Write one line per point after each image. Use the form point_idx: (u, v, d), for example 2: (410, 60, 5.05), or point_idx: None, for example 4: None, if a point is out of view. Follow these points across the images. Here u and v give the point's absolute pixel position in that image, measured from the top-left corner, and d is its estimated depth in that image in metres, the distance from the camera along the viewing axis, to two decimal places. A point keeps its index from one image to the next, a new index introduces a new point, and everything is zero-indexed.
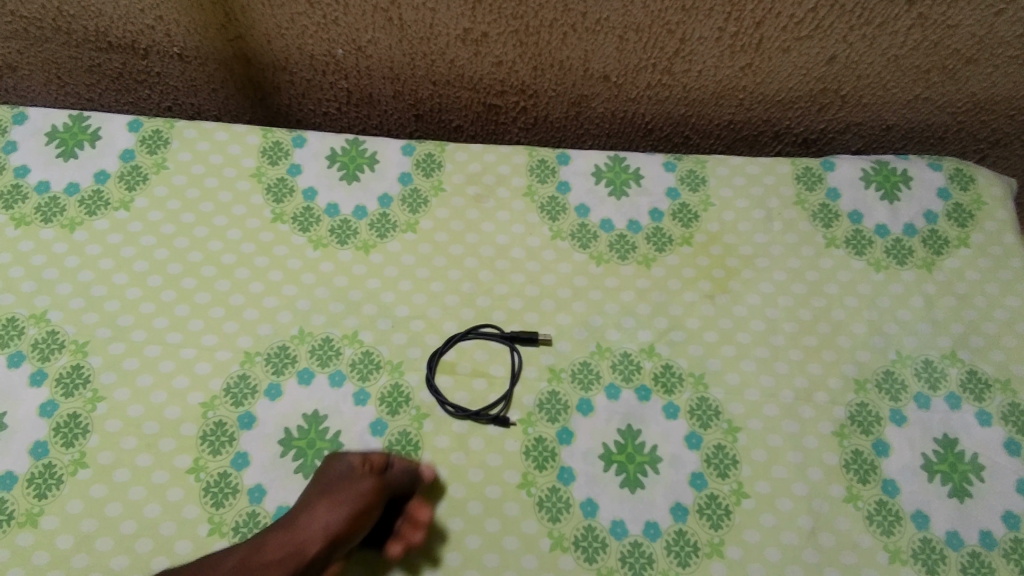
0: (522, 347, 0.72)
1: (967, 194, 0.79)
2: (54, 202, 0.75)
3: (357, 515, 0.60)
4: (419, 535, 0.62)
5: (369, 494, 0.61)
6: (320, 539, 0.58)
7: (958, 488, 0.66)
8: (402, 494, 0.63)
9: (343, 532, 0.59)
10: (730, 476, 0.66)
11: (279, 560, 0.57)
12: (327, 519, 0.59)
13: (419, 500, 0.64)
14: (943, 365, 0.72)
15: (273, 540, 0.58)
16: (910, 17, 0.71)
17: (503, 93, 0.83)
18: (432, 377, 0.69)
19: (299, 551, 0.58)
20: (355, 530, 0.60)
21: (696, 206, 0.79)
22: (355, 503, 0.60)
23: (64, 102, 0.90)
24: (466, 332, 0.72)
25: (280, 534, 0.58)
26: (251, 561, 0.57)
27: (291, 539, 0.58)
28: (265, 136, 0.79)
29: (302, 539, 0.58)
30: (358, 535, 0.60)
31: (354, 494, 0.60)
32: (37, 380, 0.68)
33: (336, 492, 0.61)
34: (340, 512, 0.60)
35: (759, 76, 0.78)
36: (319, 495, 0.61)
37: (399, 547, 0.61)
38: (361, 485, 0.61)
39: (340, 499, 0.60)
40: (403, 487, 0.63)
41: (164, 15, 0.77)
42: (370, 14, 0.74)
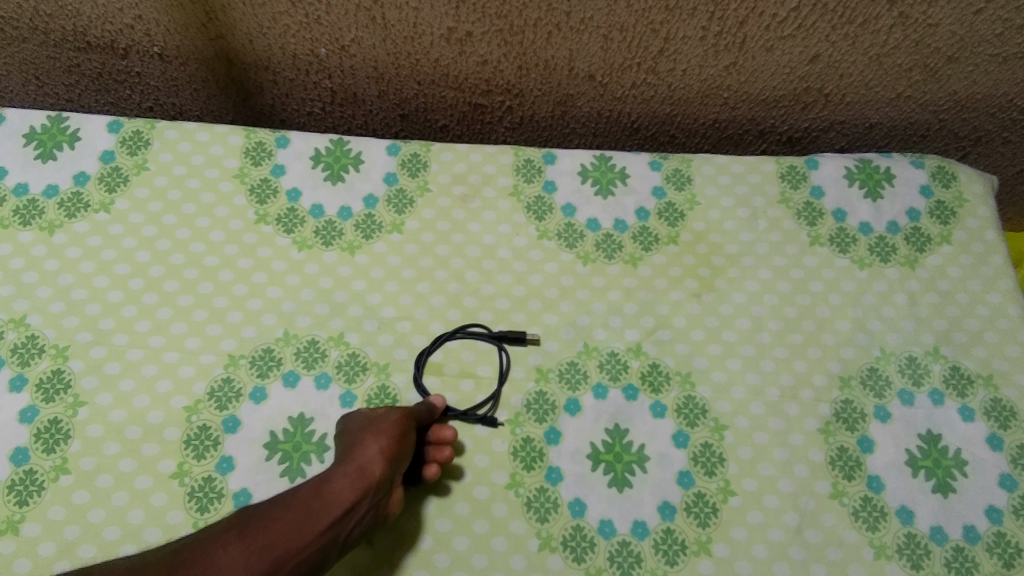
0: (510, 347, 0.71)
1: (949, 191, 0.80)
2: (33, 204, 0.74)
3: (403, 436, 0.62)
4: (447, 452, 0.64)
5: (405, 418, 0.63)
6: (377, 461, 0.61)
7: (941, 483, 0.67)
8: (428, 420, 0.65)
9: (395, 453, 0.61)
10: (717, 474, 0.66)
11: (346, 485, 0.59)
12: (377, 442, 0.61)
13: (439, 423, 0.66)
14: (927, 361, 0.72)
15: (335, 470, 0.60)
16: (892, 17, 0.71)
17: (489, 93, 0.83)
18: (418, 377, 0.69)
19: (363, 474, 0.60)
20: (406, 449, 0.62)
21: (682, 205, 0.79)
22: (397, 426, 0.62)
23: (43, 103, 0.89)
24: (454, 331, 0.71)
25: (339, 464, 0.61)
26: (323, 489, 0.59)
27: (350, 466, 0.60)
28: (248, 137, 0.78)
29: (362, 463, 0.60)
30: (407, 457, 0.63)
31: (392, 419, 0.63)
32: (17, 386, 0.67)
33: (377, 424, 0.62)
34: (386, 438, 0.61)
35: (744, 75, 0.79)
36: (360, 430, 0.62)
37: (435, 467, 0.64)
38: (394, 412, 0.63)
39: (381, 424, 0.62)
40: (427, 416, 0.65)
41: (143, 14, 0.76)
42: (353, 13, 0.74)
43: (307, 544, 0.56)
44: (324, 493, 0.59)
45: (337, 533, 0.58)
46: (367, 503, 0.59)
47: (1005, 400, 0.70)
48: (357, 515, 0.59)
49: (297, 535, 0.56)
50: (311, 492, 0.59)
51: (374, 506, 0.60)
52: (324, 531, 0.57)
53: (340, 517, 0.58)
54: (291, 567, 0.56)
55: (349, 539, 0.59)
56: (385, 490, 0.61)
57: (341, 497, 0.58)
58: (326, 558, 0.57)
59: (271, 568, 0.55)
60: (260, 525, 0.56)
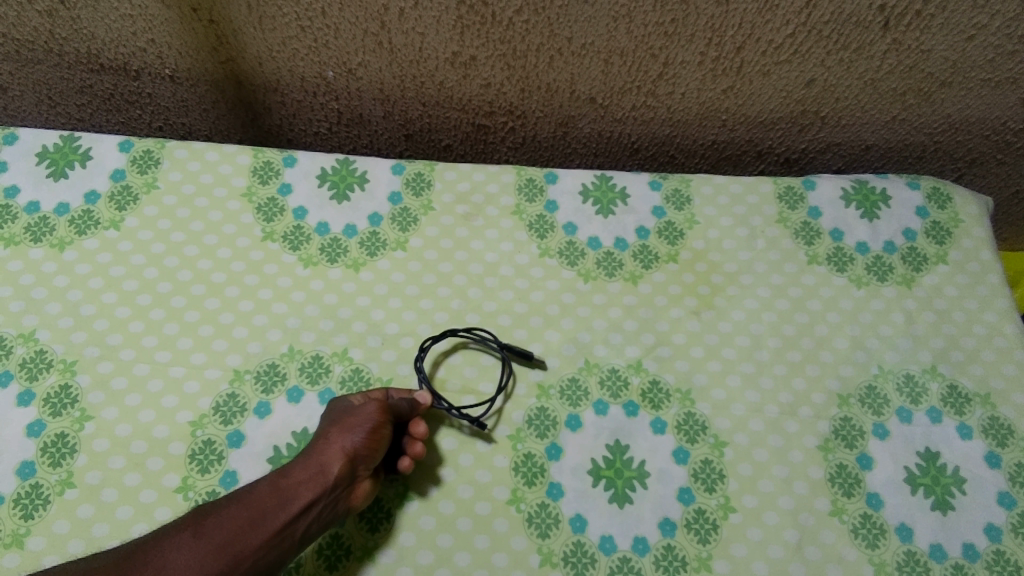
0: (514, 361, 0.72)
1: (944, 212, 0.81)
2: (44, 221, 0.76)
3: (372, 431, 0.63)
4: (419, 447, 0.66)
5: (379, 413, 0.64)
6: (342, 456, 0.62)
7: (940, 501, 0.67)
8: (408, 413, 0.67)
9: (361, 449, 0.63)
10: (718, 491, 0.67)
11: (306, 481, 0.61)
12: (343, 439, 0.63)
13: (419, 417, 0.67)
14: (924, 379, 0.73)
15: (299, 464, 0.62)
16: (885, 43, 0.73)
17: (492, 114, 0.84)
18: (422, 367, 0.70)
19: (324, 470, 0.61)
20: (372, 445, 0.64)
21: (681, 224, 0.80)
22: (370, 422, 0.63)
23: (55, 122, 0.91)
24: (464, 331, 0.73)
25: (304, 458, 0.62)
26: (283, 485, 0.60)
27: (314, 461, 0.62)
28: (256, 156, 0.80)
29: (326, 459, 0.62)
30: (377, 452, 0.64)
31: (366, 414, 0.64)
32: (24, 400, 0.68)
33: (346, 419, 0.64)
34: (352, 434, 0.63)
35: (741, 98, 0.80)
36: (330, 425, 0.64)
37: (406, 460, 0.65)
38: (370, 405, 0.65)
39: (352, 418, 0.64)
40: (407, 410, 0.67)
41: (156, 38, 0.78)
42: (360, 38, 0.76)
43: (261, 541, 0.58)
44: (283, 489, 0.60)
45: (294, 528, 0.59)
46: (326, 498, 0.61)
47: (1003, 417, 0.71)
48: (315, 511, 0.60)
49: (250, 533, 0.58)
50: (271, 488, 0.60)
51: (333, 502, 0.61)
52: (278, 528, 0.59)
53: (297, 514, 0.59)
54: (247, 566, 0.57)
55: (309, 534, 0.60)
56: (346, 486, 0.62)
57: (300, 493, 0.60)
58: (282, 554, 0.59)
59: (227, 567, 0.57)
60: (214, 525, 0.58)
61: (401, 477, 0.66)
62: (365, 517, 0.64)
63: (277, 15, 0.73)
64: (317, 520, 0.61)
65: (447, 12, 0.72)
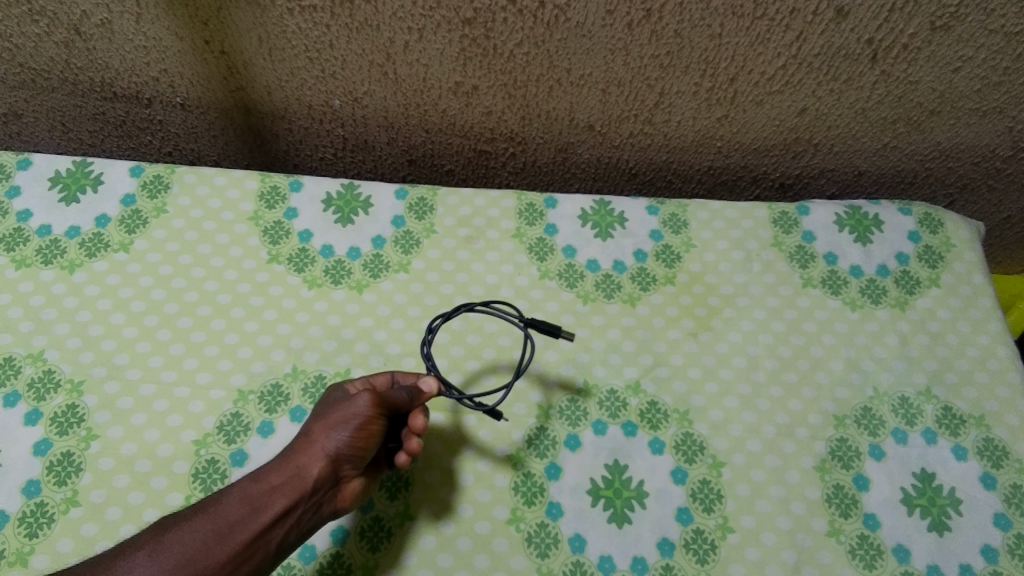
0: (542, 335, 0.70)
1: (936, 237, 0.83)
2: (55, 244, 0.77)
3: (358, 429, 0.64)
4: (414, 443, 0.65)
5: (368, 408, 0.64)
6: (325, 456, 0.62)
7: (937, 522, 0.68)
8: (405, 405, 0.66)
9: (347, 448, 0.63)
10: (716, 511, 0.68)
11: (284, 485, 0.60)
12: (328, 438, 0.63)
13: (418, 409, 0.66)
14: (919, 401, 0.74)
15: (277, 466, 0.62)
16: (875, 74, 0.75)
17: (493, 140, 0.87)
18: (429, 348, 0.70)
19: (305, 472, 0.62)
20: (359, 444, 0.64)
21: (678, 248, 0.82)
22: (357, 418, 0.64)
23: (67, 147, 0.93)
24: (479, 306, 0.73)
25: (284, 459, 0.62)
26: (258, 491, 0.60)
27: (295, 463, 0.62)
28: (263, 181, 0.82)
29: (307, 460, 0.62)
30: (363, 451, 0.64)
31: (353, 410, 0.64)
32: (32, 419, 0.69)
33: (329, 418, 0.64)
34: (334, 435, 0.63)
35: (735, 126, 0.83)
36: (313, 424, 0.64)
37: (403, 457, 0.65)
38: (359, 400, 0.64)
39: (339, 415, 0.64)
40: (406, 403, 0.66)
41: (168, 68, 0.80)
42: (366, 68, 0.78)
43: (228, 555, 0.57)
44: (257, 496, 0.60)
45: (270, 536, 0.59)
46: (306, 503, 0.61)
47: (997, 439, 0.72)
48: (292, 518, 0.60)
49: (216, 547, 0.57)
50: (242, 496, 0.59)
51: (314, 506, 0.61)
52: (250, 537, 0.58)
53: (271, 522, 0.59)
54: None
55: (287, 542, 0.60)
56: (328, 488, 0.62)
57: (276, 499, 0.60)
58: (254, 567, 0.58)
59: None
60: (173, 543, 0.57)
61: (402, 496, 0.67)
62: (366, 536, 0.65)
63: (286, 47, 0.76)
64: (295, 527, 0.60)
65: (450, 44, 0.74)
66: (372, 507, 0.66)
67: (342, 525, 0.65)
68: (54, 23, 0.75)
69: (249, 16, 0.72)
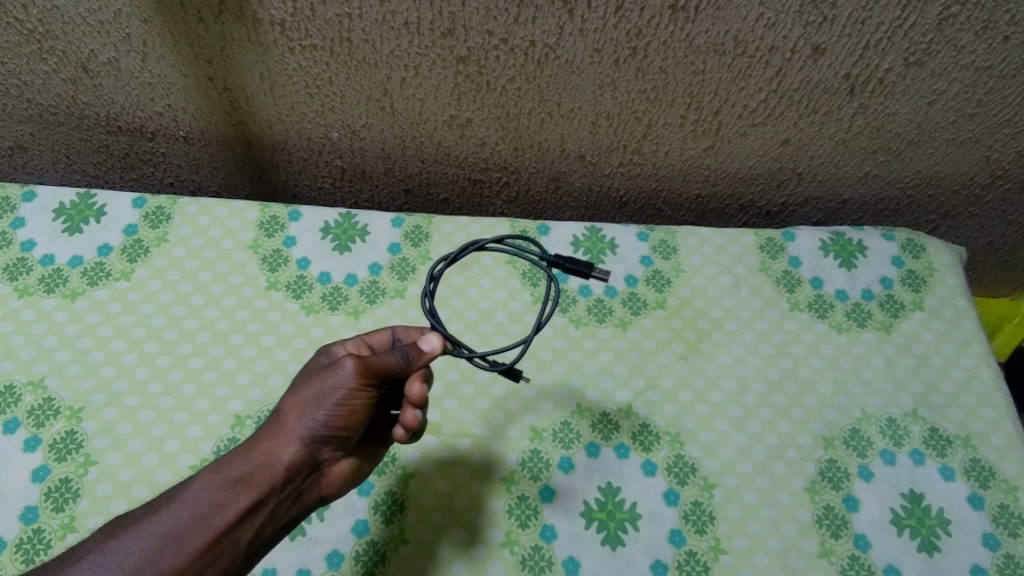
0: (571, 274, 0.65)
1: (919, 261, 0.85)
2: (57, 273, 0.79)
3: (338, 405, 0.59)
4: (409, 418, 0.61)
5: (349, 381, 0.59)
6: (301, 437, 0.60)
7: (926, 542, 0.69)
8: (400, 371, 0.61)
9: (326, 426, 0.60)
10: (708, 533, 0.68)
11: (250, 478, 0.57)
12: (304, 418, 0.60)
13: (416, 374, 0.61)
14: (906, 423, 0.75)
15: (243, 455, 0.58)
16: (853, 107, 0.78)
17: (487, 170, 0.89)
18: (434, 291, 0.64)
19: (276, 459, 0.59)
20: (339, 421, 0.60)
21: (668, 273, 0.84)
22: (337, 393, 0.59)
23: (70, 179, 0.96)
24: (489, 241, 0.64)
25: (253, 444, 0.59)
26: (221, 485, 0.57)
27: (263, 450, 0.59)
28: (263, 211, 0.84)
29: (279, 445, 0.59)
30: (343, 429, 0.61)
31: (332, 384, 0.59)
32: (31, 446, 0.69)
33: (305, 398, 0.60)
34: (308, 417, 0.60)
35: (721, 156, 0.85)
36: (288, 402, 0.60)
37: (399, 432, 0.62)
38: (340, 371, 0.59)
39: (316, 390, 0.60)
40: (400, 368, 0.60)
41: (172, 103, 0.83)
42: (364, 103, 0.81)
43: (187, 559, 0.54)
44: (219, 492, 0.56)
45: (238, 535, 0.57)
46: (280, 493, 0.58)
47: (983, 460, 0.73)
48: (263, 512, 0.58)
49: (172, 550, 0.54)
50: (201, 493, 0.56)
51: (288, 496, 0.59)
52: (212, 538, 0.55)
53: (237, 519, 0.56)
54: None
55: (261, 538, 0.58)
56: (303, 475, 0.60)
57: (241, 494, 0.57)
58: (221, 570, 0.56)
59: None
60: (119, 551, 0.53)
61: (396, 520, 0.68)
62: (361, 560, 0.66)
63: (287, 84, 0.79)
64: (267, 522, 0.58)
65: (445, 80, 0.77)
66: (367, 531, 0.67)
67: (338, 549, 0.66)
68: (63, 61, 0.78)
69: (251, 55, 0.75)
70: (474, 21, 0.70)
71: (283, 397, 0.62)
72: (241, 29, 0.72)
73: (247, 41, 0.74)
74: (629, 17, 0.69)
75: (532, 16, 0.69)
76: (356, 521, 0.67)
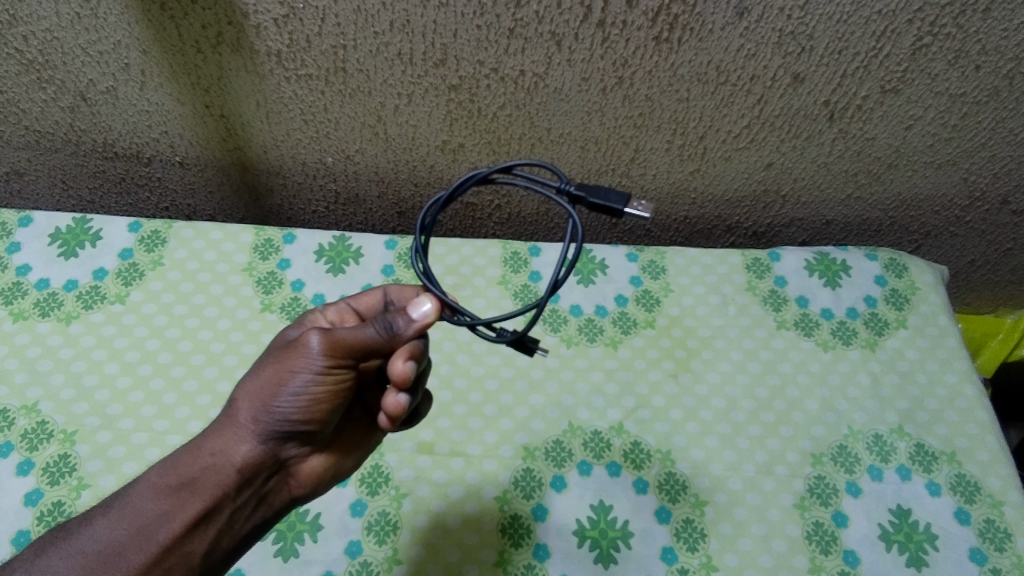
0: (593, 201, 0.53)
1: (901, 280, 0.87)
2: (52, 297, 0.80)
3: (300, 390, 0.56)
4: (392, 404, 0.57)
5: (317, 362, 0.56)
6: (257, 427, 0.58)
7: (914, 557, 0.69)
8: (382, 346, 0.56)
9: (287, 414, 0.57)
10: (699, 550, 0.69)
11: (196, 484, 0.57)
12: (260, 407, 0.57)
13: (400, 351, 0.55)
14: (892, 439, 0.77)
15: (191, 457, 0.58)
16: (833, 132, 0.81)
17: (479, 193, 0.91)
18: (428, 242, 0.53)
19: (226, 460, 0.58)
20: (308, 408, 0.57)
21: (658, 292, 0.86)
22: (300, 375, 0.56)
23: (66, 204, 0.97)
24: (491, 173, 0.50)
25: (202, 444, 0.58)
26: (165, 492, 0.57)
27: (211, 451, 0.58)
28: (257, 234, 0.85)
29: (231, 440, 0.58)
30: (308, 418, 0.58)
31: (297, 365, 0.56)
32: (23, 470, 0.70)
33: (265, 389, 0.57)
34: (264, 411, 0.58)
35: (707, 180, 0.88)
36: (248, 395, 0.58)
37: (384, 419, 0.59)
38: (307, 353, 0.56)
39: (278, 373, 0.57)
40: (380, 342, 0.55)
41: (169, 130, 0.84)
42: (358, 129, 0.82)
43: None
44: (161, 503, 0.56)
45: (190, 549, 0.57)
46: (235, 499, 0.58)
47: (969, 475, 0.74)
48: (215, 520, 0.57)
49: (113, 567, 0.54)
50: (143, 503, 0.56)
51: (246, 502, 0.59)
52: (157, 552, 0.55)
53: (182, 531, 0.56)
54: None
55: (218, 549, 0.58)
56: (261, 477, 0.60)
57: (187, 503, 0.56)
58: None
59: None
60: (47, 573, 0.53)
61: (390, 541, 0.68)
62: None
63: (283, 111, 0.80)
64: (223, 531, 0.58)
65: (437, 107, 0.79)
66: (361, 552, 0.67)
67: (331, 571, 0.66)
68: (62, 89, 0.79)
69: (248, 84, 0.77)
70: (465, 52, 0.72)
71: (245, 376, 0.59)
72: (238, 59, 0.74)
73: (243, 71, 0.76)
74: (615, 48, 0.71)
75: (521, 47, 0.72)
76: (348, 542, 0.68)
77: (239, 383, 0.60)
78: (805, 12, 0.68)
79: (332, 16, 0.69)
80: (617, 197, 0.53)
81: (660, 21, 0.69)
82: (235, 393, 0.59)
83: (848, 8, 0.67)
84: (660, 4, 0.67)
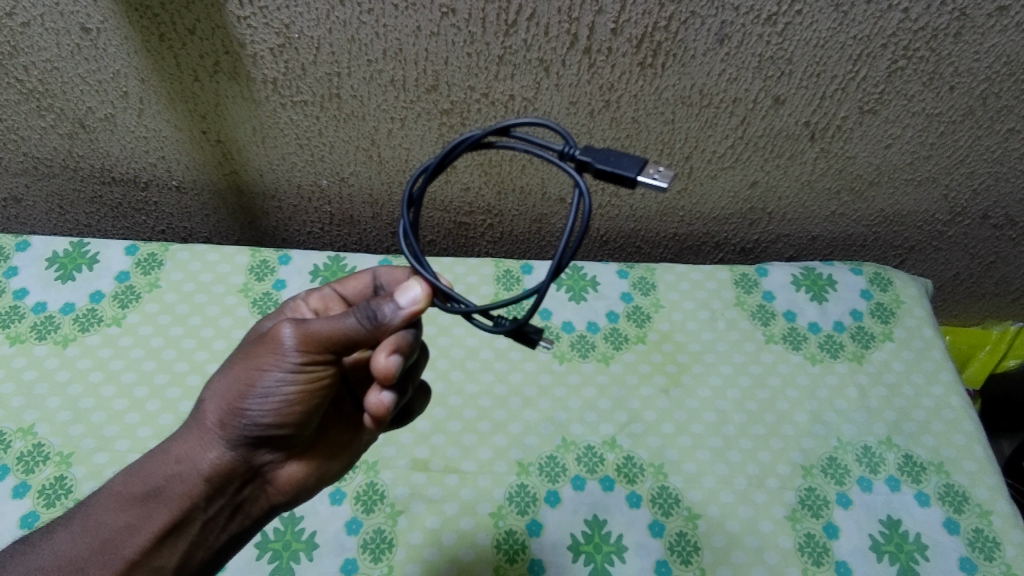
0: (599, 167, 0.49)
1: (886, 294, 0.89)
2: (49, 320, 0.81)
3: (269, 390, 0.56)
4: (378, 401, 0.56)
5: (293, 361, 0.55)
6: (225, 430, 0.58)
7: (904, 567, 0.70)
8: (365, 336, 0.53)
9: (255, 414, 0.57)
10: (693, 563, 0.70)
11: (160, 494, 0.58)
12: (229, 408, 0.57)
13: (383, 345, 0.53)
14: (881, 450, 0.78)
15: (156, 465, 0.59)
16: (815, 151, 0.83)
17: (471, 213, 0.93)
18: (418, 216, 0.50)
19: (191, 468, 0.58)
20: (281, 409, 0.57)
21: (648, 308, 0.87)
22: (270, 372, 0.56)
23: (63, 228, 0.98)
24: (484, 135, 0.49)
25: (169, 449, 0.59)
26: (130, 504, 0.58)
27: (176, 457, 0.59)
28: (254, 256, 0.87)
29: (197, 446, 0.59)
30: (281, 419, 0.58)
31: (266, 362, 0.55)
32: (20, 492, 0.70)
33: (236, 391, 0.57)
34: (234, 414, 0.57)
35: (694, 198, 0.90)
36: (220, 396, 0.57)
37: (370, 419, 0.57)
38: (281, 352, 0.55)
39: (246, 371, 0.56)
40: (364, 333, 0.53)
41: (166, 155, 0.86)
42: (352, 152, 0.84)
43: None
44: (126, 514, 0.57)
45: (160, 564, 0.58)
46: (205, 509, 0.59)
47: (957, 485, 0.75)
48: (183, 531, 0.59)
49: None
50: (105, 516, 0.57)
51: (220, 512, 0.60)
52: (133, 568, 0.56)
53: (148, 545, 0.57)
54: None
55: (192, 561, 0.60)
56: (235, 485, 0.60)
57: (154, 514, 0.58)
58: None
59: None
60: None
61: (385, 558, 0.68)
62: None
63: (278, 136, 0.82)
64: (197, 544, 0.59)
65: (430, 131, 0.81)
66: (357, 569, 0.68)
67: None
68: (60, 117, 0.81)
69: (245, 110, 0.79)
70: (457, 78, 0.74)
71: (215, 374, 0.59)
72: (234, 87, 0.76)
73: (240, 97, 0.77)
74: (601, 74, 0.74)
75: (511, 73, 0.74)
76: (345, 560, 0.68)
77: (209, 381, 0.60)
78: (783, 38, 0.70)
79: (326, 45, 0.71)
80: (629, 162, 0.49)
81: (644, 48, 0.71)
82: (205, 393, 0.59)
83: (824, 33, 0.70)
84: (644, 31, 0.69)
